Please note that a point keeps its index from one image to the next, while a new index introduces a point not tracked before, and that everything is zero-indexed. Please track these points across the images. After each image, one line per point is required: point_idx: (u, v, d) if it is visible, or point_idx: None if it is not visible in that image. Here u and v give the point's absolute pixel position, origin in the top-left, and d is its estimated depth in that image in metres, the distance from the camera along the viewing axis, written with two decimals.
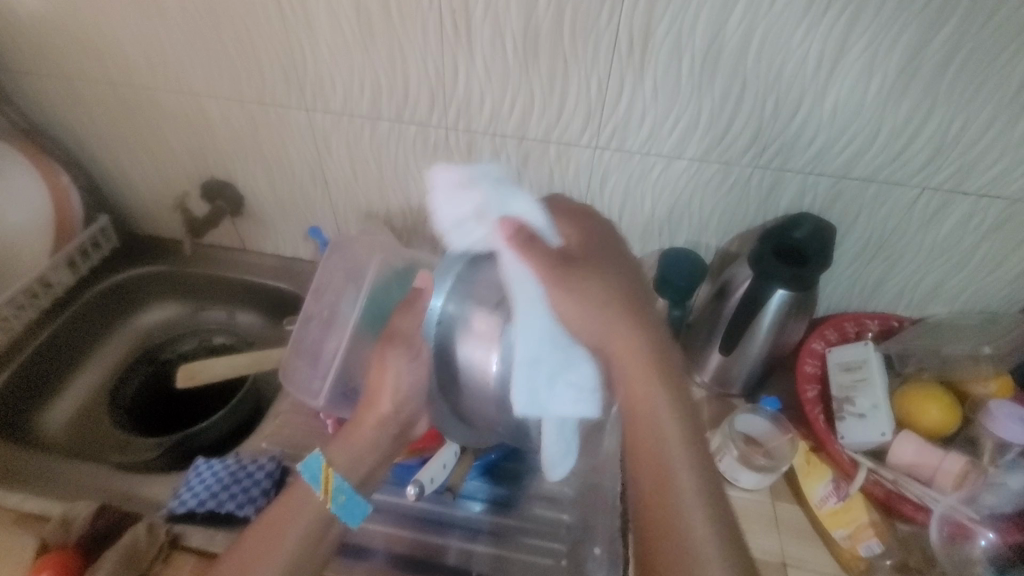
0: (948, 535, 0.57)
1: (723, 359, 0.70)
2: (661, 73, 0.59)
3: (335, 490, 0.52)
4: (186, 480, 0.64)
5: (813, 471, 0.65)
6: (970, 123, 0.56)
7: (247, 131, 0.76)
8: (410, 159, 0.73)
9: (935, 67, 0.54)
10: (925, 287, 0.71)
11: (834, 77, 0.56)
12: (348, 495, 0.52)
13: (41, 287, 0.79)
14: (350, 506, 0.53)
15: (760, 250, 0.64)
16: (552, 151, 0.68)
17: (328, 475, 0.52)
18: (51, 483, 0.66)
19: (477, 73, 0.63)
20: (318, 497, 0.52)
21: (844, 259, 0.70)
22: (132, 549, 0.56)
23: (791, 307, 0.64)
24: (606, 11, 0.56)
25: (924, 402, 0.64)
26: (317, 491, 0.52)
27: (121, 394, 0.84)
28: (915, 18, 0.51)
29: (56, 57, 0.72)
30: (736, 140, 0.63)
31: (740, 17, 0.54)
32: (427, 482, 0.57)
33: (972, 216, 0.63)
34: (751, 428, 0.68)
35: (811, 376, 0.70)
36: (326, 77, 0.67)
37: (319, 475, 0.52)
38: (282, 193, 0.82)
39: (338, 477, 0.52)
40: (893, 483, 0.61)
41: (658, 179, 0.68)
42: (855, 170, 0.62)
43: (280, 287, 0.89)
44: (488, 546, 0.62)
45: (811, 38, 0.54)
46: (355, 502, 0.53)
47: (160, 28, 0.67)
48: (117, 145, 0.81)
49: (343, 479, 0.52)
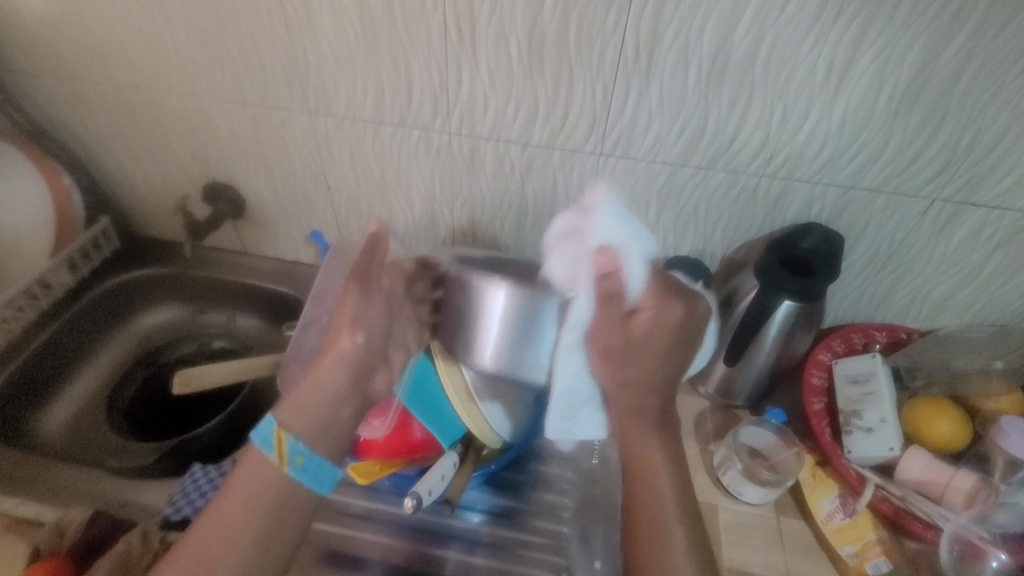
0: (958, 555, 0.56)
1: (728, 370, 0.69)
2: (667, 79, 0.58)
3: (291, 454, 0.49)
4: (181, 487, 0.63)
5: (819, 486, 0.63)
6: (983, 133, 0.55)
7: (249, 135, 0.75)
8: (413, 165, 0.73)
9: (947, 78, 0.53)
10: (934, 299, 0.70)
11: (844, 85, 0.55)
12: (306, 457, 0.49)
13: (40, 288, 0.78)
14: (312, 468, 0.50)
15: (767, 260, 0.63)
16: (556, 157, 0.68)
17: (281, 439, 0.49)
18: (46, 488, 0.65)
19: (481, 79, 0.62)
20: (273, 462, 0.49)
21: (852, 271, 0.69)
22: (125, 557, 0.55)
23: (798, 318, 0.63)
24: (612, 17, 0.55)
25: (932, 417, 0.63)
26: (271, 458, 0.49)
27: (120, 398, 0.84)
28: (926, 28, 0.50)
29: (58, 58, 0.72)
30: (743, 148, 0.62)
31: (748, 23, 0.53)
32: (425, 494, 0.55)
33: (983, 228, 0.62)
34: (757, 441, 0.67)
35: (817, 388, 0.69)
36: (330, 81, 0.67)
37: (272, 441, 0.49)
38: (284, 197, 0.82)
39: (293, 439, 0.49)
40: (901, 499, 0.60)
41: (664, 187, 0.67)
42: (864, 180, 0.61)
43: (281, 291, 0.88)
44: (487, 559, 0.60)
45: (820, 45, 0.53)
46: (317, 464, 0.49)
47: (162, 30, 0.66)
48: (119, 146, 0.81)
49: (298, 441, 0.49)
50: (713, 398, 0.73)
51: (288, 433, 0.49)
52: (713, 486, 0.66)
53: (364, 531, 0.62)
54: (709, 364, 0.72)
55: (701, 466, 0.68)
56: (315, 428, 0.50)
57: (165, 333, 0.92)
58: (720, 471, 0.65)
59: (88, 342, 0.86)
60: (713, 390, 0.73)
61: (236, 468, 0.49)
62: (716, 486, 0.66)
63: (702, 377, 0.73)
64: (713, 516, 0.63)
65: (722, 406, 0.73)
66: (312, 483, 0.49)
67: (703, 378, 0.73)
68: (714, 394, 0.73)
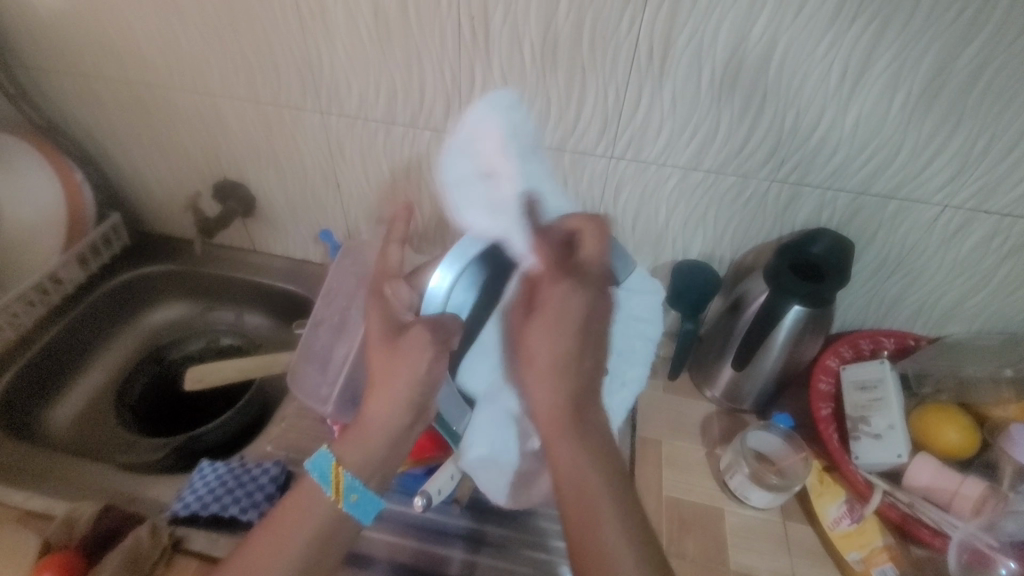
0: (966, 563, 0.55)
1: (735, 374, 0.69)
2: (680, 82, 0.58)
3: (347, 491, 0.48)
4: (190, 483, 0.63)
5: (827, 491, 0.63)
6: (995, 141, 0.55)
7: (261, 133, 0.75)
8: (424, 164, 0.73)
9: (962, 85, 0.52)
10: (943, 306, 0.70)
11: (857, 92, 0.55)
12: (360, 493, 0.48)
13: (51, 283, 0.79)
14: (365, 504, 0.49)
15: (777, 265, 0.63)
16: (566, 159, 0.68)
17: (339, 475, 0.48)
18: (55, 482, 0.66)
19: (494, 80, 0.62)
20: (330, 497, 0.48)
21: (860, 276, 0.69)
22: (134, 552, 0.55)
23: (807, 324, 0.63)
24: (627, 18, 0.55)
25: (940, 424, 0.63)
26: (328, 492, 0.48)
27: (127, 394, 0.84)
28: (941, 34, 0.50)
29: (74, 56, 0.72)
30: (755, 152, 0.62)
31: (763, 28, 0.53)
32: (435, 493, 0.56)
33: (994, 235, 0.62)
34: (763, 445, 0.67)
35: (824, 394, 0.69)
36: (342, 81, 0.67)
37: (328, 476, 0.48)
38: (295, 196, 0.82)
39: (350, 476, 0.48)
40: (908, 506, 0.60)
41: (673, 190, 0.68)
42: (875, 186, 0.61)
43: (290, 289, 0.88)
44: (492, 558, 0.60)
45: (835, 51, 0.53)
46: (368, 499, 0.49)
47: (178, 28, 0.67)
48: (131, 143, 0.81)
49: (354, 478, 0.48)
50: (720, 402, 0.74)
51: (345, 469, 0.48)
52: (720, 489, 0.66)
53: (371, 529, 0.62)
54: (717, 368, 0.72)
55: (708, 469, 0.68)
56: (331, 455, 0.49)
57: (173, 330, 0.92)
58: (727, 475, 0.65)
59: (97, 337, 0.87)
60: (720, 394, 0.73)
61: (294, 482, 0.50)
62: (724, 490, 0.66)
63: (710, 381, 0.73)
64: (719, 519, 0.63)
65: (729, 410, 0.74)
66: (362, 520, 0.49)
67: (710, 381, 0.73)
68: (721, 398, 0.73)
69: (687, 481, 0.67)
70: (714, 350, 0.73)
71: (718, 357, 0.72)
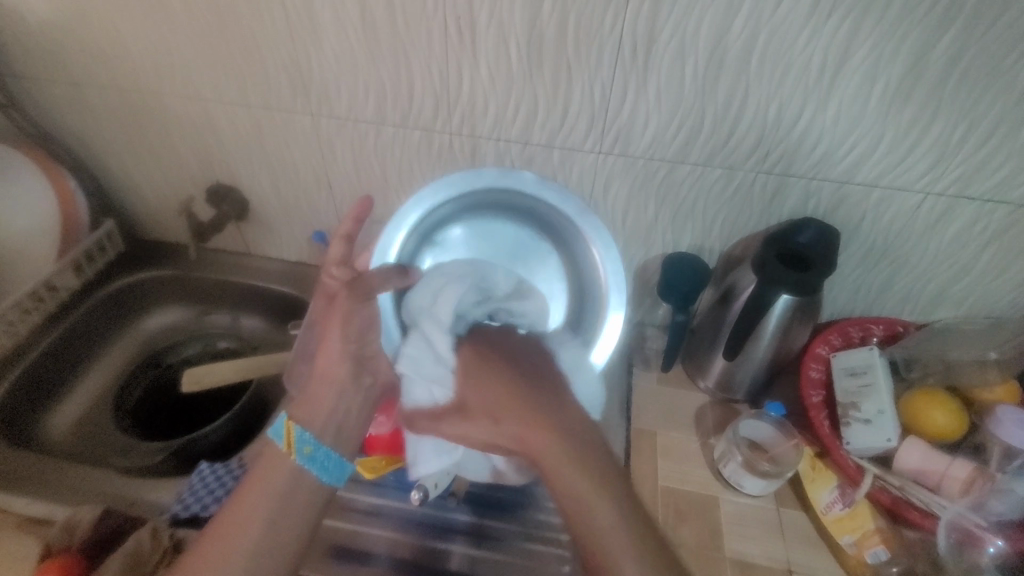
0: (955, 543, 0.56)
1: (726, 365, 0.71)
2: (664, 79, 0.59)
3: (297, 442, 0.49)
4: (190, 484, 0.64)
5: (820, 477, 0.65)
6: (973, 129, 0.56)
7: (252, 136, 0.76)
8: (414, 164, 0.74)
9: (941, 72, 0.53)
10: (929, 292, 0.71)
11: (837, 82, 0.56)
12: (314, 446, 0.49)
13: (46, 291, 0.79)
14: (321, 459, 0.49)
15: (765, 255, 0.64)
16: (556, 155, 0.69)
17: (289, 428, 0.49)
18: (54, 489, 0.66)
19: (482, 79, 0.63)
20: (282, 450, 0.49)
21: (849, 265, 0.70)
22: (135, 555, 0.56)
23: (796, 312, 0.63)
24: (610, 15, 0.56)
25: (929, 407, 0.64)
26: (281, 445, 0.49)
27: (125, 400, 0.85)
28: (917, 24, 0.51)
29: (64, 63, 0.73)
30: (739, 145, 0.63)
31: (744, 21, 0.54)
32: (432, 487, 0.61)
33: (977, 221, 0.63)
34: (756, 433, 0.68)
35: (815, 381, 0.70)
36: (332, 85, 0.68)
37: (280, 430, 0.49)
38: (286, 197, 0.83)
39: (299, 429, 0.49)
40: (899, 489, 0.61)
41: (662, 183, 0.68)
42: (858, 175, 0.62)
43: (285, 291, 0.89)
44: (491, 551, 0.61)
45: (815, 43, 0.54)
46: (327, 456, 0.49)
47: (168, 35, 0.67)
48: (124, 149, 0.82)
49: (304, 430, 0.49)
50: (714, 393, 0.75)
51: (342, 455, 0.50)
52: (717, 478, 0.67)
53: (370, 526, 0.62)
54: (708, 360, 0.73)
55: (703, 459, 0.69)
56: (328, 449, 0.49)
57: (170, 335, 0.93)
58: (720, 464, 0.66)
59: (94, 344, 0.87)
60: (713, 385, 0.74)
61: (256, 461, 0.50)
62: (718, 479, 0.67)
63: (702, 372, 0.75)
64: (715, 507, 0.64)
65: (723, 400, 0.75)
66: (320, 474, 0.49)
67: (702, 373, 0.75)
68: (714, 389, 0.74)
69: (683, 471, 0.67)
70: (706, 340, 0.73)
71: (709, 348, 0.73)
